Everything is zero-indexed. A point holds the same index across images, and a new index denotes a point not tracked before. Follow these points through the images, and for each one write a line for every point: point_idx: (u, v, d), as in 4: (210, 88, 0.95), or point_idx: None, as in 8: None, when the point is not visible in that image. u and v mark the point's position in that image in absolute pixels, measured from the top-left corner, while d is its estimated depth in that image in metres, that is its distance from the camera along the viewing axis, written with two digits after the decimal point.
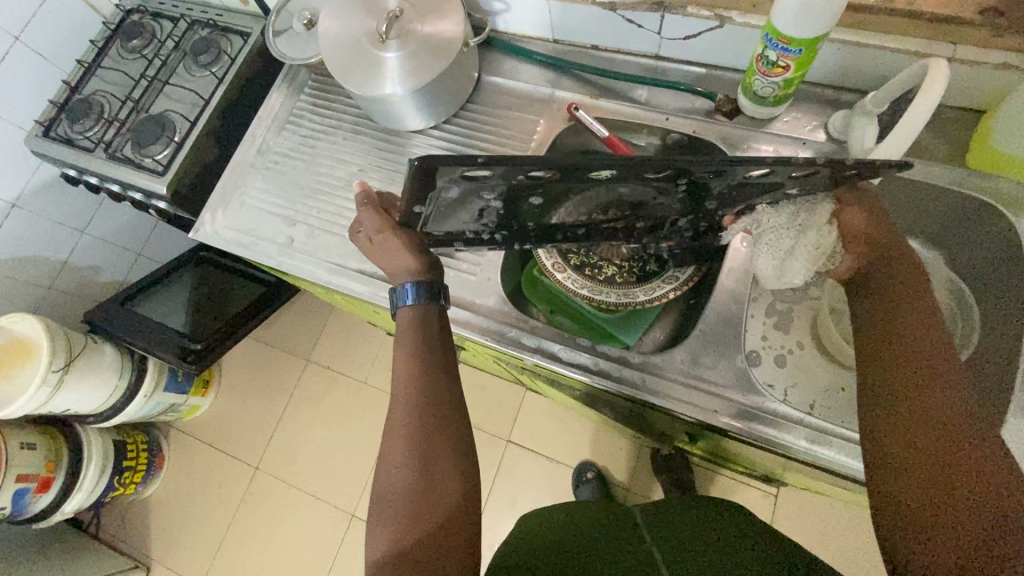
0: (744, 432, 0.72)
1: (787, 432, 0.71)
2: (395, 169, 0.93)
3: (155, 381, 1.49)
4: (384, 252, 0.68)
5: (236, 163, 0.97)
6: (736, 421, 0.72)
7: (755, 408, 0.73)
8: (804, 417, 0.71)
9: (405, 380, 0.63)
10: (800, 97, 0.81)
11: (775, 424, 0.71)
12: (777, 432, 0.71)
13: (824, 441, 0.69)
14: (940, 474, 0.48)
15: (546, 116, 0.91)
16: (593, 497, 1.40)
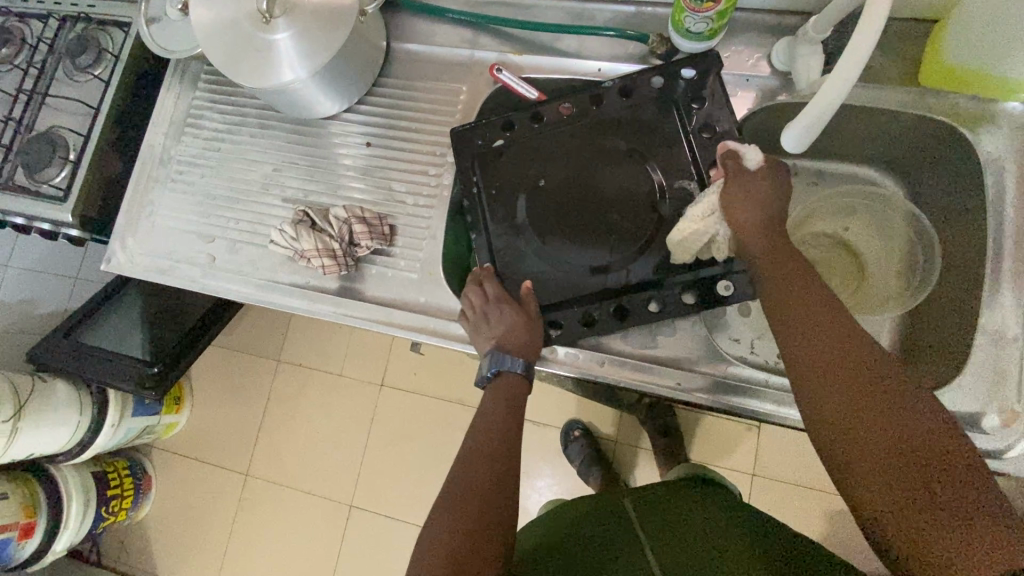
0: (713, 402, 0.69)
1: (756, 396, 0.68)
2: (313, 162, 0.84)
3: (121, 409, 1.43)
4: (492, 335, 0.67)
5: (138, 180, 0.87)
6: (705, 392, 0.69)
7: (719, 376, 0.69)
8: (770, 378, 0.68)
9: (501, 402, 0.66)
10: (740, 27, 0.73)
11: (743, 392, 0.68)
12: (745, 398, 0.68)
13: (791, 400, 0.67)
14: (900, 454, 0.45)
15: (468, 81, 0.81)
16: (583, 454, 1.41)
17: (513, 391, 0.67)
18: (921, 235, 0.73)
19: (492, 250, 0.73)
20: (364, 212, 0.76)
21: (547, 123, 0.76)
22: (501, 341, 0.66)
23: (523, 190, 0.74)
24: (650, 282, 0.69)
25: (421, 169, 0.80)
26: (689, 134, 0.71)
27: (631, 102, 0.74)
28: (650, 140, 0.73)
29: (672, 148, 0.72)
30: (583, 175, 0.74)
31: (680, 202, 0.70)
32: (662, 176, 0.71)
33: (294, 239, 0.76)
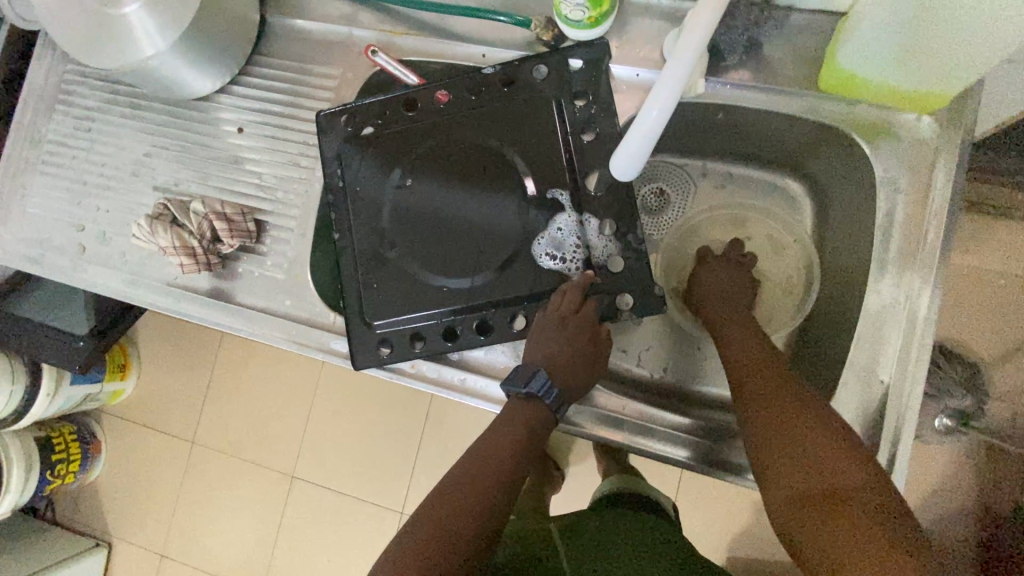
0: (578, 428, 0.66)
1: (622, 423, 0.65)
2: (185, 147, 0.78)
3: (56, 379, 1.43)
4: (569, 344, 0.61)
5: (8, 160, 0.82)
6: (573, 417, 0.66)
7: (586, 400, 0.66)
8: (628, 405, 0.65)
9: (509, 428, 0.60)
10: (634, 12, 0.65)
11: (614, 420, 0.65)
12: (602, 425, 0.65)
13: (644, 431, 0.64)
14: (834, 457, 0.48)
15: (346, 63, 0.74)
16: None
17: (537, 420, 0.60)
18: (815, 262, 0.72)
19: (355, 250, 0.68)
20: (226, 207, 0.71)
21: (423, 110, 0.69)
22: (555, 361, 0.61)
23: (392, 184, 0.69)
24: (515, 294, 0.65)
25: (293, 161, 0.74)
26: (569, 133, 0.66)
27: (513, 93, 0.68)
28: (530, 136, 0.67)
29: (551, 150, 0.66)
30: (457, 170, 0.68)
31: (552, 210, 0.65)
32: (538, 176, 0.66)
33: (153, 235, 0.72)
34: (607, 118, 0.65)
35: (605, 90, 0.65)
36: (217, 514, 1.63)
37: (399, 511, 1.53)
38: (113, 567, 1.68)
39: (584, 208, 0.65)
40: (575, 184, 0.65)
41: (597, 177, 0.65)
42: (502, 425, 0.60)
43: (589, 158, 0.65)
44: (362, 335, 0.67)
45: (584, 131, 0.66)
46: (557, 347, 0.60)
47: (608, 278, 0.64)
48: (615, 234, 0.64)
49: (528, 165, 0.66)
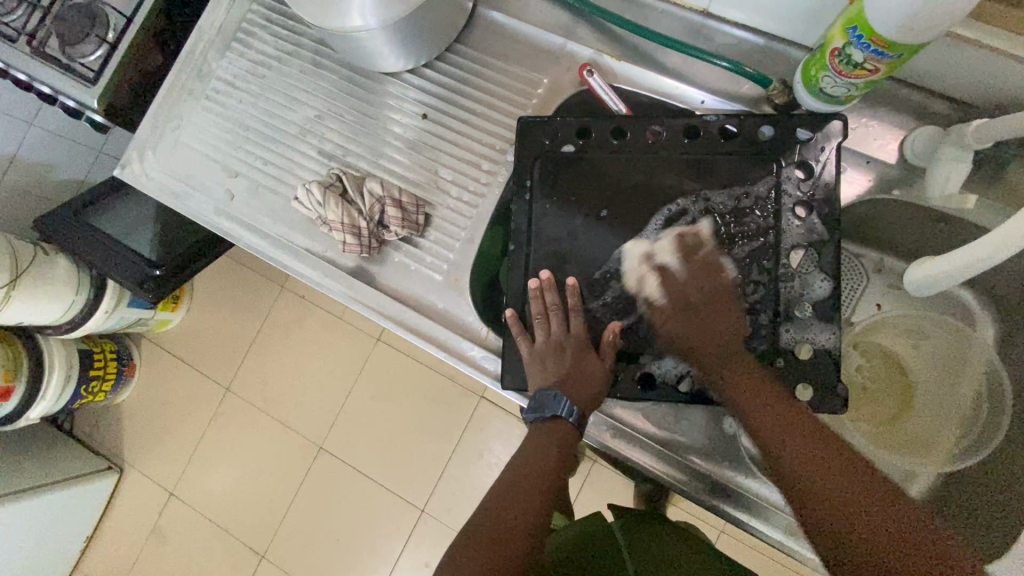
0: (685, 488, 0.64)
1: (773, 517, 0.62)
2: (360, 118, 0.75)
3: (117, 299, 1.40)
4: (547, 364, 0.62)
5: (171, 87, 0.79)
6: (692, 481, 0.64)
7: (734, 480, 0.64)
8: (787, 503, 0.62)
9: (536, 438, 0.62)
10: (879, 98, 0.62)
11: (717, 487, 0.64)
12: (749, 514, 0.63)
13: (801, 533, 0.61)
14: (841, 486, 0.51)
15: (550, 74, 0.71)
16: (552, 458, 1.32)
17: (561, 439, 0.61)
18: (991, 403, 0.65)
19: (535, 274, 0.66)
20: (402, 194, 0.69)
21: (631, 144, 0.66)
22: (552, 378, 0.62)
23: (582, 212, 0.66)
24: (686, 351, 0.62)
25: (474, 161, 0.72)
26: (785, 205, 0.62)
27: (731, 146, 0.64)
28: (740, 197, 0.63)
29: (760, 215, 0.63)
30: (653, 214, 0.64)
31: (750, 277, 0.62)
32: (743, 241, 0.62)
33: (319, 204, 0.68)
34: (829, 197, 0.61)
35: (834, 169, 0.61)
36: (234, 465, 1.60)
37: (420, 508, 1.49)
38: (120, 493, 1.66)
39: (783, 286, 0.61)
40: (780, 258, 0.62)
41: (804, 256, 0.62)
42: (529, 448, 0.62)
43: (800, 234, 0.62)
44: (519, 357, 0.65)
45: (805, 206, 0.62)
46: (539, 363, 0.63)
47: (791, 362, 0.60)
48: (812, 318, 0.61)
49: (735, 226, 0.63)
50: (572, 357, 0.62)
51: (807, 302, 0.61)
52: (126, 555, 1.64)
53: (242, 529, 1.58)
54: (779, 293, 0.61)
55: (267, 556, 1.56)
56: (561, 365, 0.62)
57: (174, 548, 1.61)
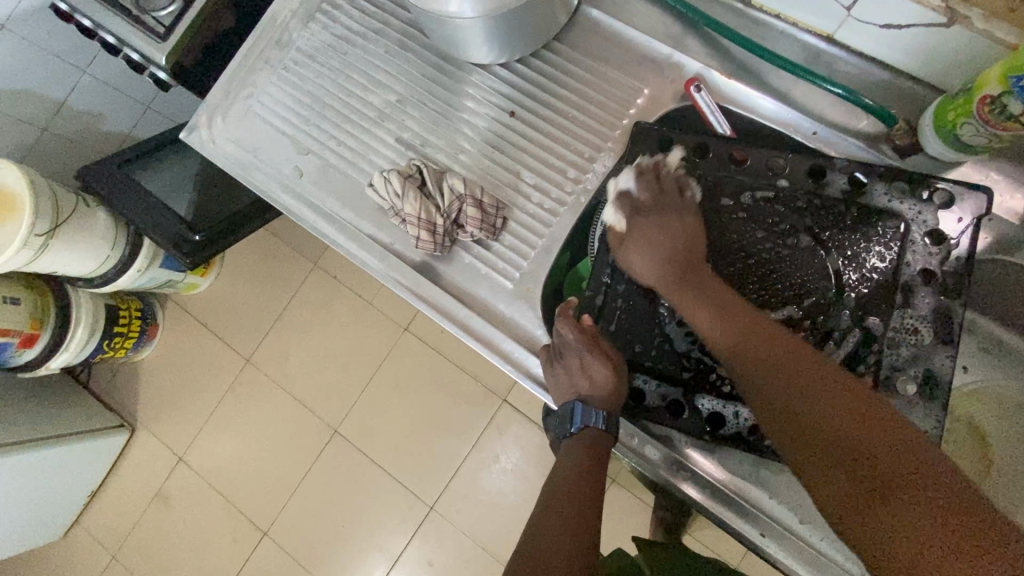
0: (750, 538, 0.60)
1: None
2: (442, 108, 0.71)
3: (150, 258, 1.38)
4: (575, 371, 0.60)
5: (248, 52, 0.76)
6: (765, 536, 0.60)
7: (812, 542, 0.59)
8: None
9: (576, 459, 0.57)
10: (1009, 152, 0.58)
11: (791, 544, 0.59)
12: None
13: None
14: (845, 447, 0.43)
15: (651, 85, 0.67)
16: None
17: (598, 449, 0.58)
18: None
19: (626, 305, 0.62)
20: (484, 195, 0.65)
21: (750, 169, 0.62)
22: (583, 390, 0.59)
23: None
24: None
25: (560, 167, 0.68)
26: (908, 267, 0.58)
27: (860, 190, 0.60)
28: (854, 248, 0.59)
29: (879, 267, 0.59)
30: (761, 254, 0.60)
31: (861, 331, 0.58)
32: (852, 295, 0.59)
33: (395, 194, 0.65)
34: (959, 268, 0.58)
35: (966, 241, 0.58)
36: (245, 437, 1.58)
37: (429, 505, 1.47)
38: (129, 452, 1.65)
39: (888, 350, 0.57)
40: (891, 318, 0.58)
41: (915, 324, 0.57)
42: (569, 466, 0.57)
43: (918, 299, 0.58)
44: None
45: (923, 268, 0.58)
46: (577, 373, 0.59)
47: None
48: (919, 395, 0.56)
49: (852, 272, 0.59)
50: (612, 372, 0.59)
51: (915, 373, 0.57)
52: (127, 515, 1.63)
53: (247, 503, 1.56)
54: (884, 359, 0.57)
55: (269, 534, 1.54)
56: (591, 375, 0.59)
57: (177, 514, 1.59)
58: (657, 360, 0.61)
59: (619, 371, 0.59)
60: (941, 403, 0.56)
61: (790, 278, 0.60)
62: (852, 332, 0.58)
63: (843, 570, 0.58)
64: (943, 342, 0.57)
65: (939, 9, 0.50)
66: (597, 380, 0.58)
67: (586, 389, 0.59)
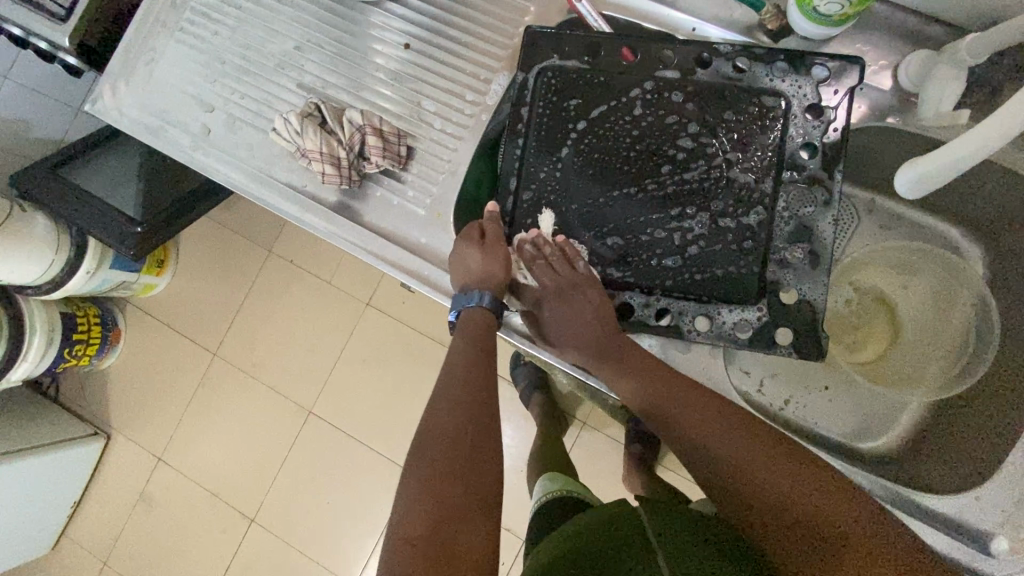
0: None
1: None
2: (341, 49, 0.72)
3: (98, 258, 1.36)
4: (458, 262, 0.61)
5: (143, 17, 0.76)
6: None
7: None
8: None
9: (465, 352, 0.57)
10: (873, 23, 0.61)
11: None
12: None
13: None
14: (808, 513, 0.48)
15: (538, 2, 0.68)
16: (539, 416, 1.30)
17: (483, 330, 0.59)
18: (980, 339, 0.64)
19: (533, 213, 0.64)
20: (384, 124, 0.67)
21: (638, 64, 0.63)
22: (464, 277, 0.61)
23: (580, 131, 0.63)
24: (678, 288, 0.62)
25: (458, 92, 0.69)
26: (792, 141, 0.60)
27: (743, 74, 0.61)
28: (741, 131, 0.61)
29: (765, 145, 0.61)
30: (654, 147, 0.62)
31: (750, 209, 0.61)
32: (741, 176, 0.61)
33: (296, 134, 0.66)
34: (835, 141, 0.60)
35: (843, 115, 0.59)
36: (221, 429, 1.59)
37: None
38: (108, 459, 1.65)
39: (776, 224, 0.61)
40: (780, 193, 0.61)
41: (801, 197, 0.60)
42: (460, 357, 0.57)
43: (799, 176, 0.60)
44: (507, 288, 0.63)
45: (803, 145, 0.60)
46: (456, 262, 0.61)
47: (773, 300, 0.60)
48: (804, 265, 0.60)
49: (740, 154, 0.61)
50: (484, 253, 0.60)
51: (802, 250, 0.60)
52: (114, 521, 1.63)
53: (230, 493, 1.57)
54: (773, 232, 0.61)
55: (257, 520, 1.55)
56: (467, 262, 0.60)
57: (163, 513, 1.60)
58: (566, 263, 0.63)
59: (493, 251, 0.60)
60: (827, 271, 0.60)
61: (683, 165, 0.61)
62: (742, 211, 0.61)
63: None
64: (824, 216, 0.60)
65: None
66: (470, 264, 0.60)
67: (464, 277, 0.61)
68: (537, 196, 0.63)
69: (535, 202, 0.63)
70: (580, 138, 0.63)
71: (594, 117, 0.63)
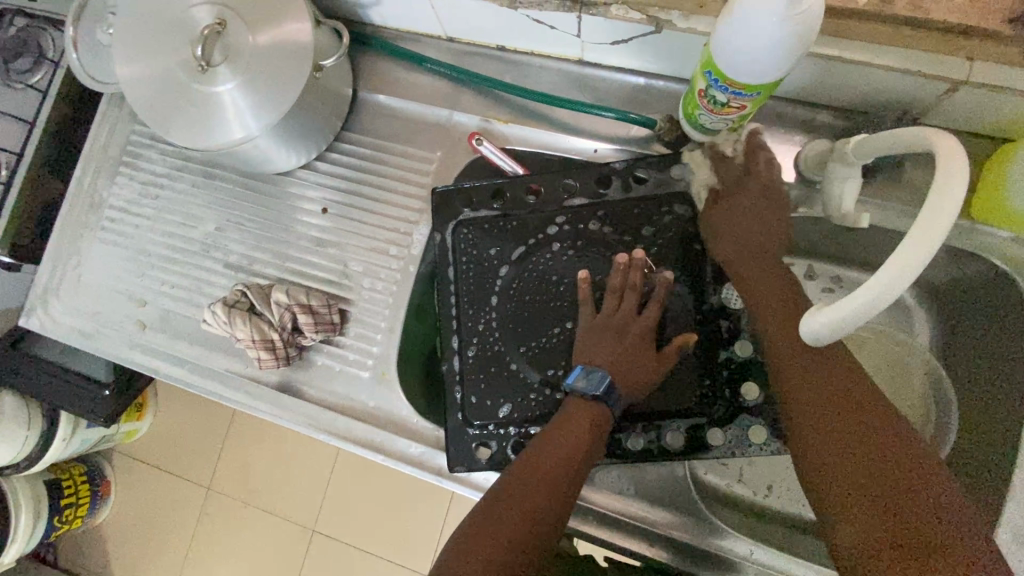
0: (640, 548, 0.61)
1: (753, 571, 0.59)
2: (261, 222, 0.73)
3: (75, 422, 1.35)
4: (633, 356, 0.57)
5: (64, 222, 0.77)
6: (660, 547, 0.61)
7: (710, 542, 0.60)
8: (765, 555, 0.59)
9: (582, 431, 0.53)
10: (765, 119, 0.62)
11: (691, 548, 0.61)
12: None
13: None
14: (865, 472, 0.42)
15: (442, 146, 0.70)
16: None
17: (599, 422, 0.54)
18: (939, 408, 0.65)
19: (474, 359, 0.63)
20: (311, 297, 0.66)
21: (546, 199, 0.64)
22: (626, 377, 0.56)
23: (505, 277, 0.63)
24: (642, 418, 0.60)
25: (382, 248, 0.70)
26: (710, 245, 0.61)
27: (649, 189, 0.63)
28: (659, 246, 0.62)
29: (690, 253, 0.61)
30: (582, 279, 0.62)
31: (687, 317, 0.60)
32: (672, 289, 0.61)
33: (226, 324, 0.66)
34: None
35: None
36: (227, 564, 1.55)
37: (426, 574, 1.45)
38: None
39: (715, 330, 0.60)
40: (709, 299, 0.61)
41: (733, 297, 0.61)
42: (571, 436, 0.53)
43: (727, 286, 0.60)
44: (461, 443, 0.62)
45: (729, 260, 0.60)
46: (638, 364, 0.56)
47: (733, 404, 0.59)
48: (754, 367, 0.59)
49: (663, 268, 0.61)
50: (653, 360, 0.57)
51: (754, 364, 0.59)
52: None
53: None
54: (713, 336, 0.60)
55: None
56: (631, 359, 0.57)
57: None
58: (515, 407, 0.61)
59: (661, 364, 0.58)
60: None
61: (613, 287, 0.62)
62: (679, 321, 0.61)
63: (760, 566, 0.59)
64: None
65: (642, 20, 0.55)
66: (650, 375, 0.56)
67: (635, 380, 0.56)
68: (474, 344, 0.63)
69: (473, 350, 0.63)
70: (506, 280, 0.63)
71: (515, 257, 0.63)
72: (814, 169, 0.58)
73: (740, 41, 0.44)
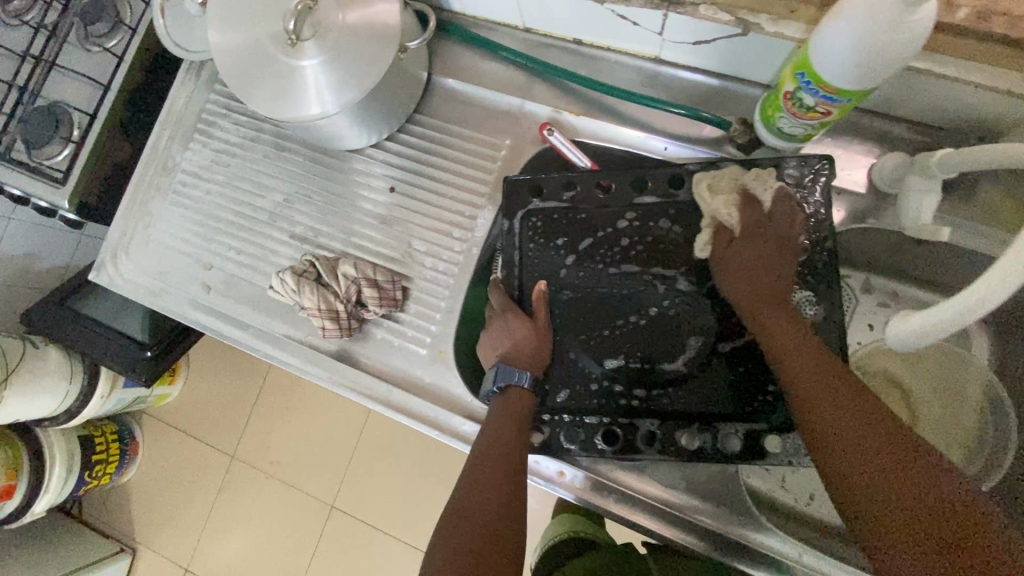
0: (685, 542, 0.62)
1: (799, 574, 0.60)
2: (330, 196, 0.75)
3: (111, 382, 1.37)
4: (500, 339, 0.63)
5: (137, 184, 0.79)
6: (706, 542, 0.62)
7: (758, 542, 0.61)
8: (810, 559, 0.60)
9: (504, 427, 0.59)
10: (840, 128, 0.62)
11: (736, 546, 0.62)
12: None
13: None
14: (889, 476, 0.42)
15: (512, 135, 0.71)
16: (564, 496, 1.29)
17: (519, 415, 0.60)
18: (993, 430, 0.65)
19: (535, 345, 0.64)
20: (378, 273, 0.68)
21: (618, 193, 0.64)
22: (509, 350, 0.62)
23: (571, 268, 0.64)
24: (699, 418, 0.60)
25: (444, 230, 0.71)
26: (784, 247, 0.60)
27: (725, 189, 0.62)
28: None
29: None
30: (645, 274, 0.62)
31: None
32: None
33: (294, 292, 0.68)
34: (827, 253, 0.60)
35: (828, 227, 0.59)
36: (246, 532, 1.58)
37: None
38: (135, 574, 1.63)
39: None
40: None
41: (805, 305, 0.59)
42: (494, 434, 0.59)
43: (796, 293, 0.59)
44: None
45: (800, 267, 0.60)
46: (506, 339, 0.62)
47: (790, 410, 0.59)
48: None
49: None
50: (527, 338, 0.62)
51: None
52: None
53: None
54: None
55: None
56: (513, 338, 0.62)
57: None
58: (572, 394, 0.62)
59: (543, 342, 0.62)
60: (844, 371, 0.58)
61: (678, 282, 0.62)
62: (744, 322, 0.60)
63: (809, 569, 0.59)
64: (829, 334, 0.59)
65: (730, 23, 0.55)
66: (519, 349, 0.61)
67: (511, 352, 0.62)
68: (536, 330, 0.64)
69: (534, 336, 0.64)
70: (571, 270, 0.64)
71: (583, 248, 0.64)
72: (889, 181, 0.59)
73: (840, 46, 0.45)
